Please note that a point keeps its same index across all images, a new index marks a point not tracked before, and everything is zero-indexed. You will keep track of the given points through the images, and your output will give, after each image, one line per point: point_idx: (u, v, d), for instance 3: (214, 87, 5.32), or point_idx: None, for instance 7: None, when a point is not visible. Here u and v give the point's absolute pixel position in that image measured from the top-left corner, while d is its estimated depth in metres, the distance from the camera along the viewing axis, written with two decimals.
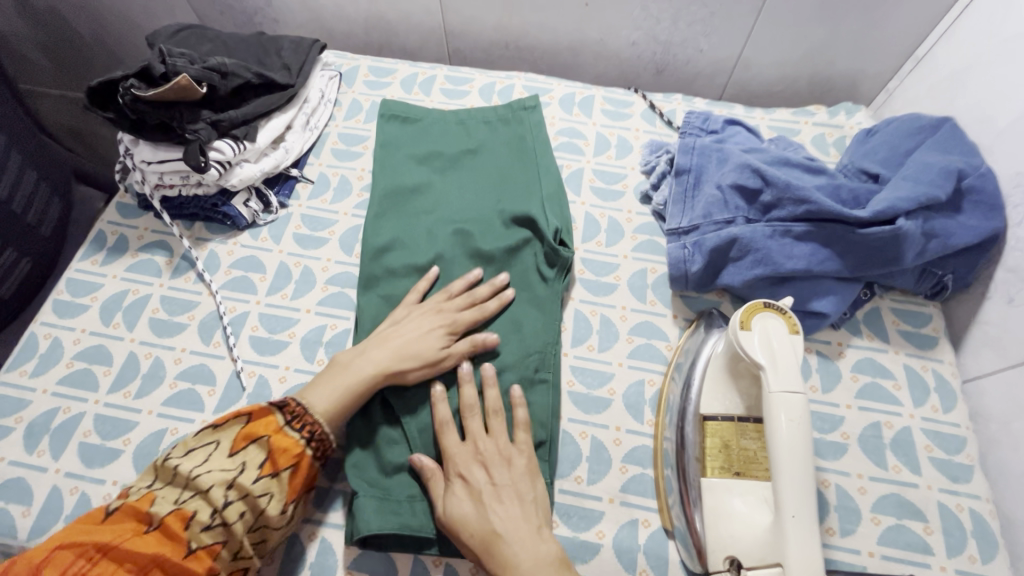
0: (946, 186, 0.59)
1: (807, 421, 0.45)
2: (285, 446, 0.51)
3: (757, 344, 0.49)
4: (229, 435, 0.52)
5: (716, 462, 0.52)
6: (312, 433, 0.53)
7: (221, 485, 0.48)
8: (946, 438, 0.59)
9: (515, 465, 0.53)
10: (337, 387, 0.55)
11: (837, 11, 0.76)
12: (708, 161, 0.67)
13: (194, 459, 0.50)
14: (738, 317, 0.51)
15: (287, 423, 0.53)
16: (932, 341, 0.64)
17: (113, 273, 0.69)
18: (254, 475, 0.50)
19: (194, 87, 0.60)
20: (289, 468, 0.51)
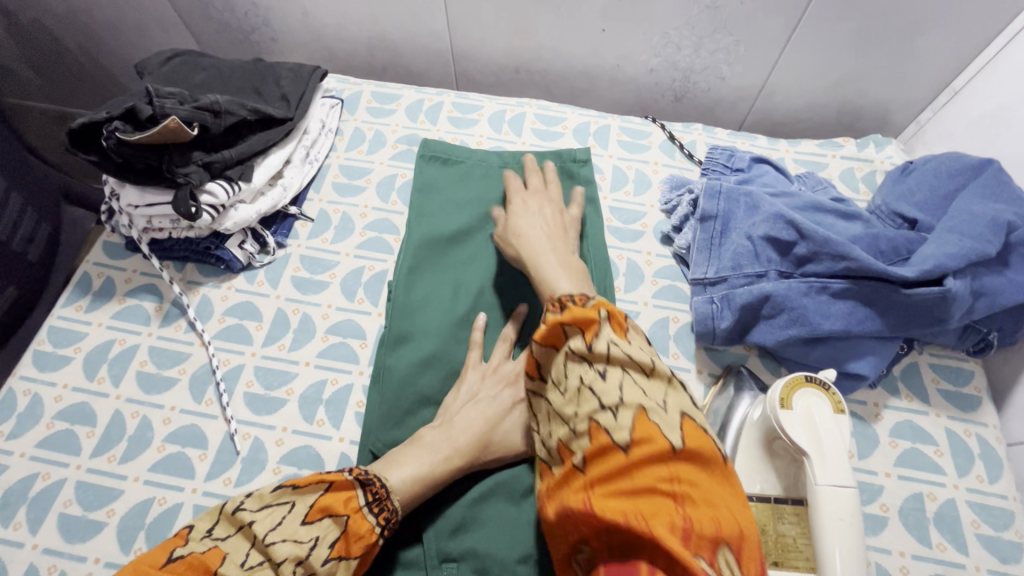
0: (996, 241, 0.55)
1: (859, 519, 0.42)
2: (360, 533, 0.46)
3: (798, 425, 0.45)
4: (309, 502, 0.46)
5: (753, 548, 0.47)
6: (388, 520, 0.48)
7: (291, 560, 0.42)
8: (993, 512, 0.55)
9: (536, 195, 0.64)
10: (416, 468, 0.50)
11: (872, 41, 0.71)
12: (736, 207, 0.63)
13: (270, 521, 0.44)
14: (777, 394, 0.47)
15: (368, 504, 0.47)
16: (975, 402, 0.60)
17: (99, 320, 0.64)
18: (325, 554, 0.44)
19: (184, 129, 0.55)
20: (359, 557, 0.46)
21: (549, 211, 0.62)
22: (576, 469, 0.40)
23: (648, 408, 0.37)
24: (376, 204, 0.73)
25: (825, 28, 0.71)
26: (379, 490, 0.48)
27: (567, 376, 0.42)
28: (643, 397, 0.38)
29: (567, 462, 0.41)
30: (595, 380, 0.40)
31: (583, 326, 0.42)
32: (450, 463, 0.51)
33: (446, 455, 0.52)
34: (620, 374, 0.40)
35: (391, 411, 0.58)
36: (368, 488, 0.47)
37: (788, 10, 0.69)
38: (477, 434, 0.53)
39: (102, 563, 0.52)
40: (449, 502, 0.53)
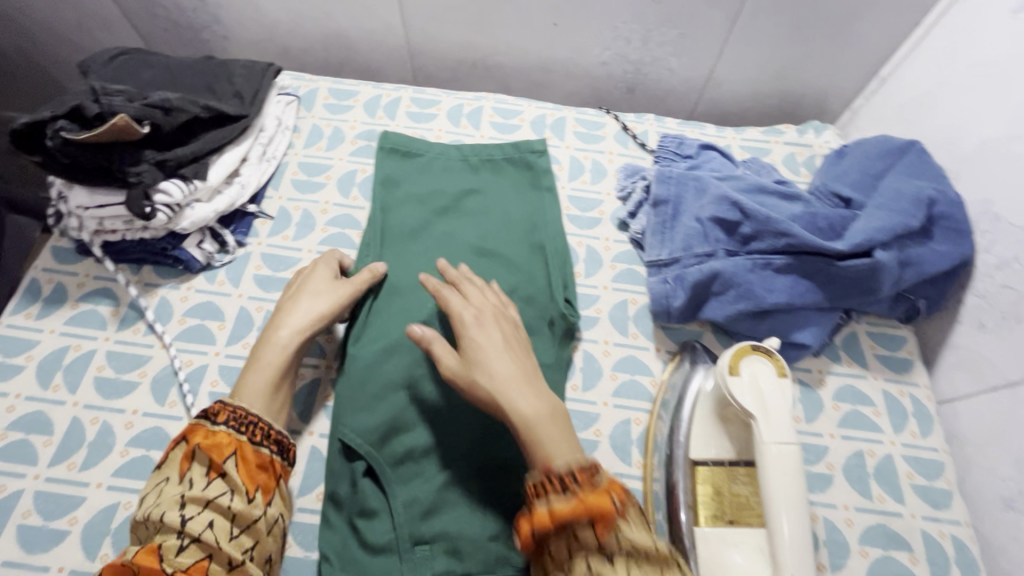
0: (918, 215, 0.60)
1: (802, 474, 0.45)
2: (219, 443, 0.47)
3: (747, 390, 0.49)
4: (173, 464, 0.46)
5: (711, 509, 0.50)
6: (240, 421, 0.49)
7: (174, 506, 0.43)
8: (926, 464, 0.59)
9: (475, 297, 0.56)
10: (261, 371, 0.53)
11: (806, 32, 0.76)
12: (686, 191, 0.66)
13: (149, 501, 0.45)
14: (725, 363, 0.50)
15: (209, 421, 0.48)
16: (907, 365, 0.65)
17: (51, 327, 0.63)
18: (204, 482, 0.45)
19: (135, 127, 0.54)
20: (233, 458, 0.46)
21: (509, 329, 0.54)
22: None
23: None
24: (338, 199, 0.74)
25: (763, 20, 0.75)
26: (220, 406, 0.49)
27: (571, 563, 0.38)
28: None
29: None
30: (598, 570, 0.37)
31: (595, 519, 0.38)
32: (281, 352, 0.55)
33: (274, 350, 0.55)
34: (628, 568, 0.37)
35: (360, 397, 0.57)
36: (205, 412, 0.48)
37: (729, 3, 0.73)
38: (313, 317, 0.58)
39: (67, 571, 0.51)
40: (421, 487, 0.54)
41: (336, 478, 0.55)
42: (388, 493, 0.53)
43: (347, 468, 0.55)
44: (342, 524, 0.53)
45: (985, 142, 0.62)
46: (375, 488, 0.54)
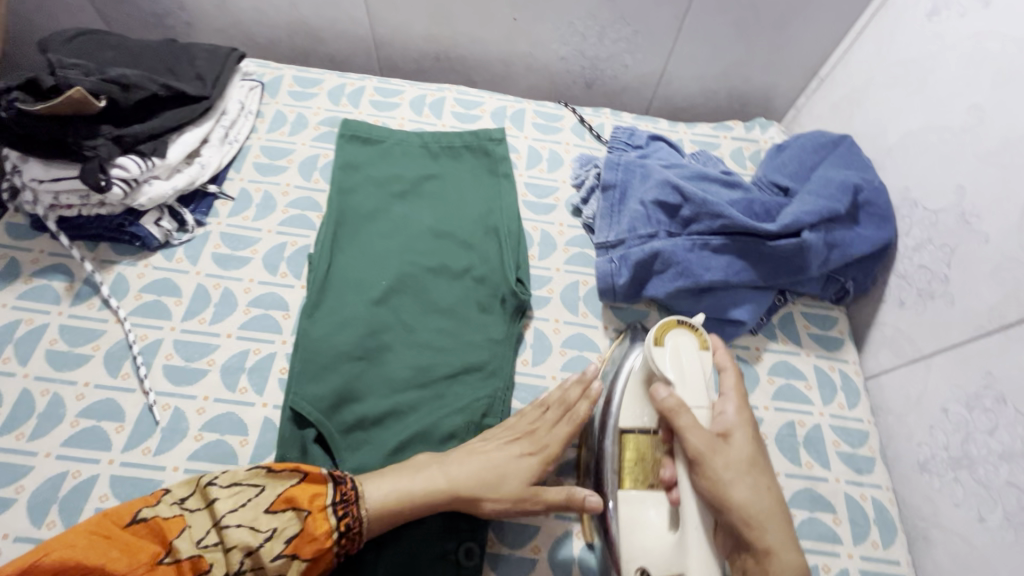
0: (844, 200, 0.64)
1: None
2: (314, 535, 0.48)
3: (668, 361, 0.53)
4: (275, 491, 0.49)
5: (634, 472, 0.53)
6: (349, 526, 0.49)
7: (241, 548, 0.47)
8: (851, 433, 0.63)
9: (500, 427, 0.58)
10: (395, 486, 0.51)
11: (750, 32, 0.80)
12: (632, 177, 0.70)
13: (232, 501, 0.48)
14: (651, 339, 0.54)
15: (333, 505, 0.49)
16: (838, 342, 0.70)
17: (3, 301, 0.63)
18: (276, 550, 0.48)
19: (90, 101, 0.55)
20: (309, 559, 0.48)
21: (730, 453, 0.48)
22: None
23: None
24: (299, 182, 0.75)
25: (709, 21, 0.79)
26: (353, 493, 0.50)
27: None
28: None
29: None
30: None
31: None
32: (438, 491, 0.52)
33: (433, 493, 0.52)
34: None
35: (313, 367, 0.59)
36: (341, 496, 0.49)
37: (676, 3, 0.77)
38: (472, 474, 0.53)
39: (11, 537, 0.51)
40: (369, 455, 0.57)
41: (284, 446, 0.56)
42: (337, 459, 0.56)
43: (299, 435, 0.57)
44: None
45: (906, 134, 0.67)
46: (326, 455, 0.57)
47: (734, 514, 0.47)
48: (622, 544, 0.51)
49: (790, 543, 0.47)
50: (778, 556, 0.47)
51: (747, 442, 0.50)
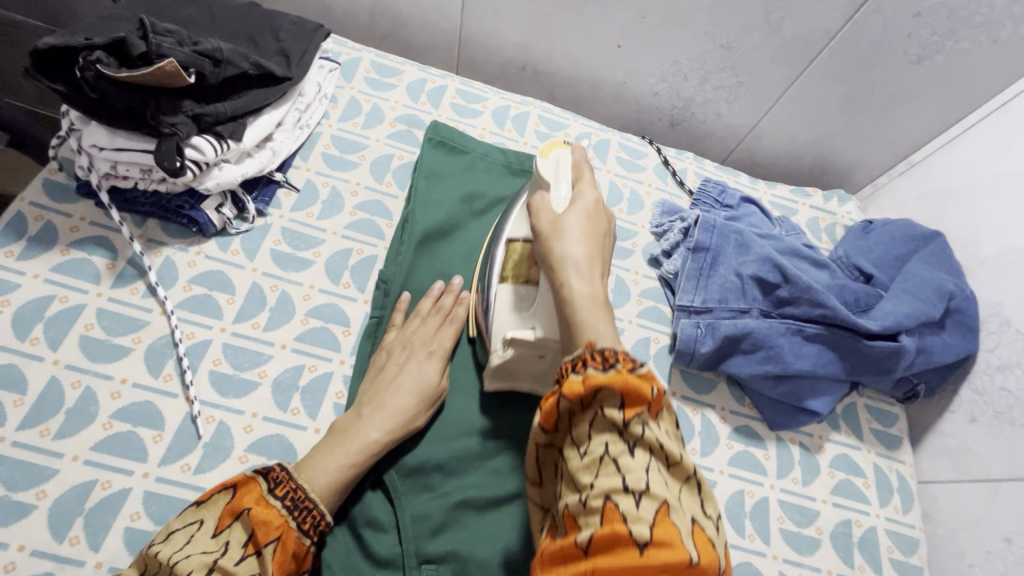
0: (938, 306, 0.63)
1: (601, 226, 0.51)
2: (266, 519, 0.42)
3: (547, 167, 0.56)
4: (214, 511, 0.42)
5: (515, 270, 0.57)
6: (298, 502, 0.45)
7: (200, 570, 0.39)
8: (904, 540, 0.63)
9: (405, 344, 0.58)
10: (339, 460, 0.49)
11: (857, 105, 0.77)
12: (727, 243, 0.66)
13: (174, 542, 0.40)
14: (537, 162, 0.57)
15: (271, 489, 0.44)
16: (897, 442, 0.68)
17: (34, 271, 0.56)
18: (238, 555, 0.41)
19: (181, 74, 0.49)
20: (272, 543, 0.42)
21: (542, 211, 0.51)
22: (579, 546, 0.33)
23: (668, 506, 0.34)
24: (369, 183, 0.69)
25: (819, 87, 0.76)
26: (282, 471, 0.45)
27: (591, 439, 0.37)
28: (664, 488, 0.35)
29: (569, 537, 0.35)
30: (623, 453, 0.36)
31: (629, 400, 0.37)
32: (368, 453, 0.50)
33: (362, 449, 0.50)
34: (649, 458, 0.36)
35: None
36: (268, 473, 0.44)
37: (793, 63, 0.74)
38: (398, 416, 0.53)
39: (28, 551, 0.46)
40: (430, 503, 0.53)
41: None
42: (396, 506, 0.52)
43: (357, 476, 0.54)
44: (345, 534, 0.51)
45: (1007, 249, 0.65)
46: (383, 500, 0.53)
47: (552, 259, 0.48)
48: (492, 322, 0.57)
49: (589, 278, 0.46)
50: (570, 289, 0.46)
51: (578, 214, 0.50)
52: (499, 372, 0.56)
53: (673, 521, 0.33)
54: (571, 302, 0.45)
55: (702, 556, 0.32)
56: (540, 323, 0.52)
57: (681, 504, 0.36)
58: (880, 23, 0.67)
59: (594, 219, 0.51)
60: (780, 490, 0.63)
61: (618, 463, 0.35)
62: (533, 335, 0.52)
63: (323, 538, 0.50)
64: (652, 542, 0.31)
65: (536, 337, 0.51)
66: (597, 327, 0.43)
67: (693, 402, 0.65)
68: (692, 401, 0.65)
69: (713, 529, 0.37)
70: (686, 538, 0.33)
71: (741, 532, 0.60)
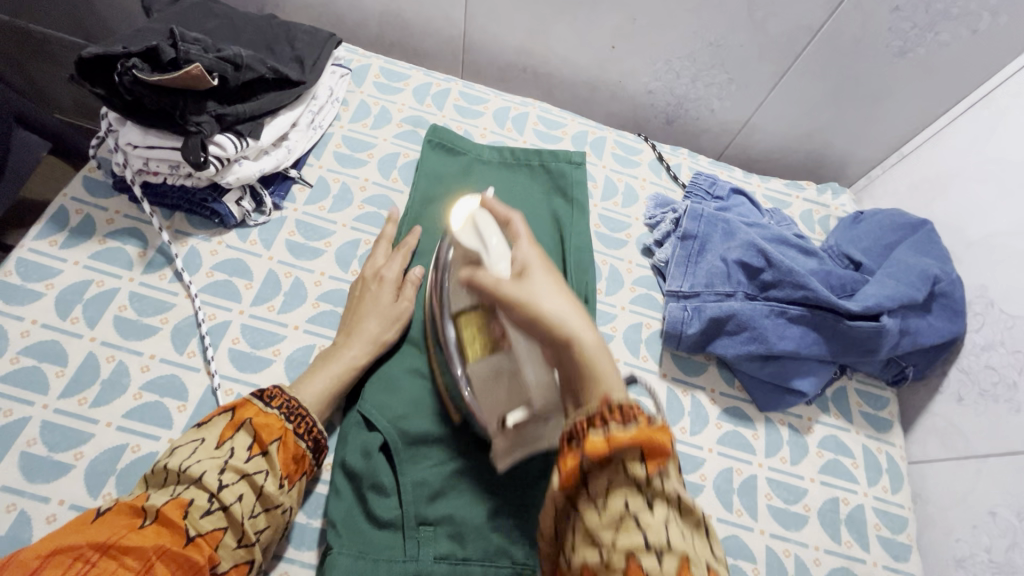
0: (923, 289, 0.65)
1: (547, 263, 0.49)
2: (267, 423, 0.50)
3: (469, 237, 0.55)
4: (216, 429, 0.49)
5: (473, 346, 0.56)
6: (291, 411, 0.52)
7: (213, 470, 0.46)
8: (892, 518, 0.64)
9: (366, 283, 0.64)
10: (324, 382, 0.56)
11: (846, 99, 0.79)
12: (714, 231, 0.69)
13: (183, 455, 0.46)
14: (458, 233, 0.56)
15: (265, 402, 0.51)
16: (887, 424, 0.70)
17: (74, 259, 0.62)
18: (245, 455, 0.48)
19: (205, 78, 0.54)
20: (275, 441, 0.49)
21: (489, 283, 0.46)
22: None
23: (693, 562, 0.35)
24: (377, 179, 0.74)
25: (807, 82, 0.79)
26: (275, 390, 0.52)
27: (608, 497, 0.37)
28: (683, 542, 0.36)
29: None
30: (643, 510, 0.36)
31: (649, 458, 0.38)
32: (350, 372, 0.57)
33: (344, 370, 0.57)
34: (666, 512, 0.37)
35: (385, 378, 0.61)
36: (261, 391, 0.51)
37: (780, 59, 0.77)
38: (369, 338, 0.59)
39: (67, 504, 0.51)
40: (430, 471, 0.57)
41: (347, 448, 0.55)
42: (397, 473, 0.55)
43: (362, 441, 0.56)
44: (349, 494, 0.54)
45: (992, 233, 0.67)
46: (386, 466, 0.56)
47: (539, 327, 0.44)
48: (481, 411, 0.56)
49: (567, 295, 0.45)
50: (577, 337, 0.43)
51: (539, 272, 0.47)
52: (510, 448, 0.54)
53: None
54: (575, 348, 0.42)
55: None
56: (530, 390, 0.51)
57: (699, 552, 0.37)
58: (861, 19, 0.70)
59: (552, 269, 0.48)
60: (768, 468, 0.65)
61: (640, 521, 0.36)
62: (531, 410, 0.51)
63: (328, 499, 0.53)
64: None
65: (534, 410, 0.50)
66: (606, 374, 0.42)
67: (683, 384, 0.68)
68: (681, 383, 0.68)
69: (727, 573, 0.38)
70: None
71: (729, 507, 0.62)
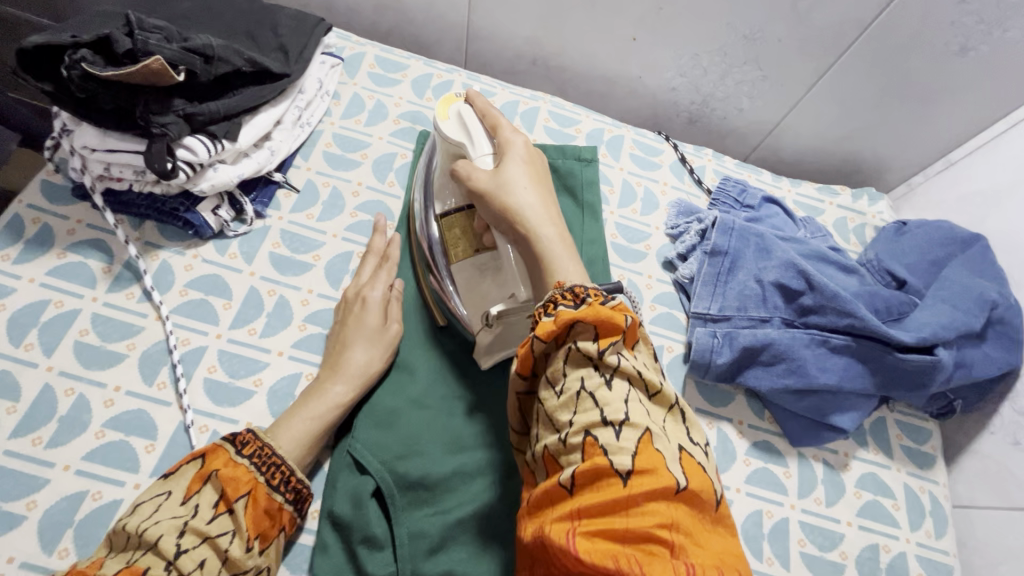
0: (980, 317, 0.58)
1: (534, 165, 0.52)
2: (235, 475, 0.43)
3: (458, 129, 0.54)
4: (182, 480, 0.42)
5: (459, 248, 0.57)
6: (264, 462, 0.45)
7: (172, 532, 0.39)
8: (937, 567, 0.58)
9: (349, 305, 0.57)
10: (308, 427, 0.50)
11: (892, 100, 0.72)
12: (746, 246, 0.62)
13: (141, 513, 0.40)
14: (439, 127, 0.55)
15: (236, 450, 0.44)
16: (931, 461, 0.64)
17: (29, 276, 0.55)
18: (210, 514, 0.41)
19: (169, 73, 0.47)
20: (244, 496, 0.43)
21: (474, 172, 0.50)
22: (562, 488, 0.34)
23: (654, 434, 0.34)
24: (372, 183, 0.67)
25: (849, 81, 0.71)
26: (248, 435, 0.46)
27: (567, 377, 0.37)
28: (645, 418, 0.35)
29: (550, 479, 0.35)
30: (600, 388, 0.36)
31: (603, 330, 0.38)
32: (336, 411, 0.51)
33: (329, 410, 0.51)
34: (627, 390, 0.36)
35: (376, 413, 0.54)
36: (233, 436, 0.45)
37: (822, 54, 0.69)
38: (357, 373, 0.53)
39: (17, 563, 0.45)
40: (429, 520, 0.51)
41: (335, 496, 0.50)
42: (391, 523, 0.50)
43: (352, 487, 0.50)
44: (338, 549, 0.49)
45: None
46: (379, 515, 0.50)
47: (511, 226, 0.48)
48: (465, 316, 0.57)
49: (547, 212, 0.49)
50: (540, 235, 0.47)
51: (516, 163, 0.51)
52: (493, 345, 0.54)
53: (655, 447, 0.34)
54: (536, 239, 0.47)
55: (687, 480, 0.33)
56: (518, 281, 0.51)
57: (664, 432, 0.36)
58: (919, 10, 0.62)
59: (532, 163, 0.52)
60: (801, 511, 0.59)
61: (597, 398, 0.35)
62: (519, 299, 0.51)
63: (313, 558, 0.48)
64: (633, 470, 0.32)
65: (522, 301, 0.51)
66: (561, 263, 0.46)
67: (709, 415, 0.61)
68: (707, 414, 0.61)
69: (702, 455, 0.37)
70: (671, 464, 0.34)
71: (759, 556, 0.56)
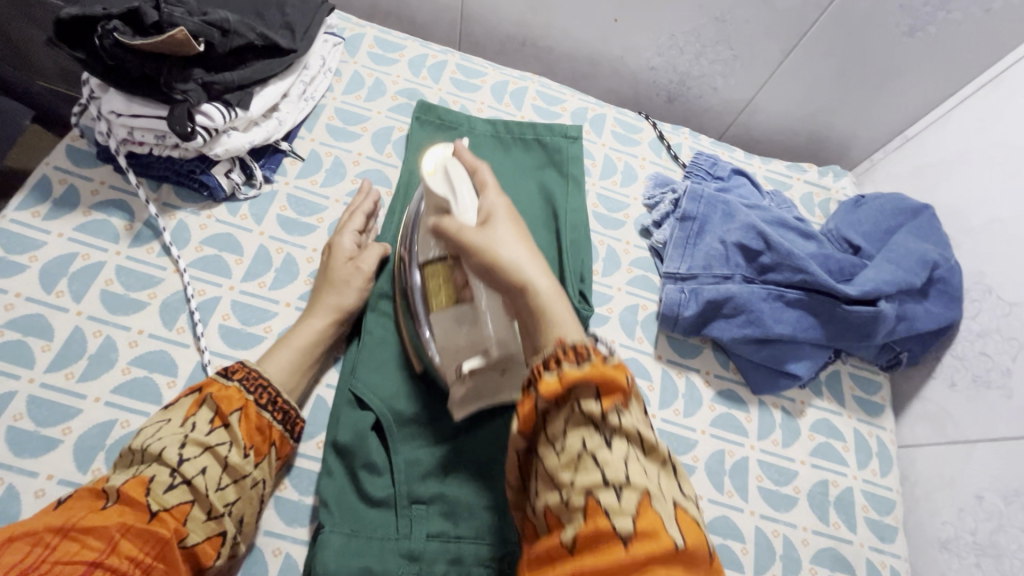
0: (921, 274, 0.65)
1: (517, 219, 0.47)
2: (227, 396, 0.49)
3: (442, 180, 0.51)
4: (181, 409, 0.48)
5: (439, 297, 0.57)
6: (253, 385, 0.51)
7: (173, 446, 0.45)
8: (880, 500, 0.65)
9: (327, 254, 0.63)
10: (284, 354, 0.55)
11: (852, 79, 0.78)
12: (714, 212, 0.69)
13: (145, 432, 0.46)
14: (425, 181, 0.51)
15: (225, 375, 0.50)
16: (879, 409, 0.70)
17: (58, 231, 0.60)
18: (206, 429, 0.47)
19: (191, 43, 0.52)
20: (237, 413, 0.49)
21: (450, 225, 0.46)
22: (563, 548, 0.35)
23: (652, 494, 0.35)
24: (371, 153, 0.72)
25: (812, 62, 0.77)
26: (238, 365, 0.52)
27: (566, 436, 0.37)
28: (644, 478, 0.36)
29: (552, 537, 0.36)
30: (600, 447, 0.36)
31: (604, 391, 0.38)
32: (310, 341, 0.57)
33: (303, 340, 0.57)
34: (626, 448, 0.37)
35: (374, 357, 0.60)
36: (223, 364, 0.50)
37: (787, 36, 0.75)
38: (330, 308, 0.59)
39: (55, 479, 0.50)
40: (425, 450, 0.57)
41: (338, 427, 0.55)
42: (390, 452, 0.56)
43: (354, 421, 0.56)
44: (341, 474, 0.54)
45: (994, 219, 0.66)
46: (378, 446, 0.56)
47: (498, 273, 0.44)
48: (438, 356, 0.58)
49: (543, 268, 0.44)
50: (535, 288, 0.43)
51: (503, 219, 0.46)
52: (467, 398, 0.55)
53: (654, 509, 0.34)
54: (534, 293, 0.42)
55: (685, 538, 0.33)
56: (491, 334, 0.52)
57: (662, 490, 0.37)
58: None
59: (517, 219, 0.47)
60: (760, 451, 0.65)
61: (598, 459, 0.36)
62: (490, 355, 0.53)
63: (319, 479, 0.53)
64: (635, 533, 0.33)
65: (491, 358, 0.52)
66: (562, 320, 0.41)
67: (678, 365, 0.68)
68: (676, 364, 0.68)
69: (696, 509, 0.38)
70: (670, 526, 0.34)
71: (720, 488, 0.63)
